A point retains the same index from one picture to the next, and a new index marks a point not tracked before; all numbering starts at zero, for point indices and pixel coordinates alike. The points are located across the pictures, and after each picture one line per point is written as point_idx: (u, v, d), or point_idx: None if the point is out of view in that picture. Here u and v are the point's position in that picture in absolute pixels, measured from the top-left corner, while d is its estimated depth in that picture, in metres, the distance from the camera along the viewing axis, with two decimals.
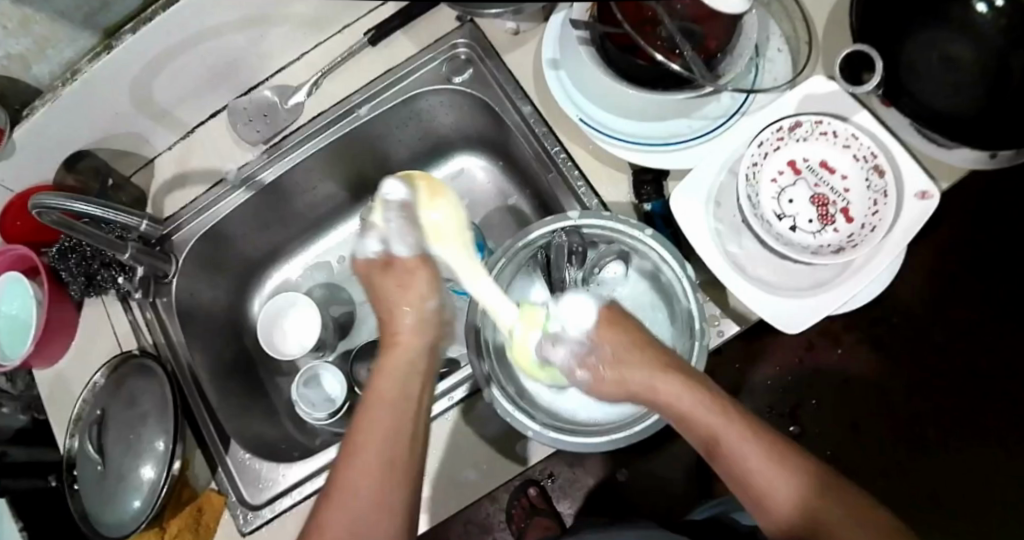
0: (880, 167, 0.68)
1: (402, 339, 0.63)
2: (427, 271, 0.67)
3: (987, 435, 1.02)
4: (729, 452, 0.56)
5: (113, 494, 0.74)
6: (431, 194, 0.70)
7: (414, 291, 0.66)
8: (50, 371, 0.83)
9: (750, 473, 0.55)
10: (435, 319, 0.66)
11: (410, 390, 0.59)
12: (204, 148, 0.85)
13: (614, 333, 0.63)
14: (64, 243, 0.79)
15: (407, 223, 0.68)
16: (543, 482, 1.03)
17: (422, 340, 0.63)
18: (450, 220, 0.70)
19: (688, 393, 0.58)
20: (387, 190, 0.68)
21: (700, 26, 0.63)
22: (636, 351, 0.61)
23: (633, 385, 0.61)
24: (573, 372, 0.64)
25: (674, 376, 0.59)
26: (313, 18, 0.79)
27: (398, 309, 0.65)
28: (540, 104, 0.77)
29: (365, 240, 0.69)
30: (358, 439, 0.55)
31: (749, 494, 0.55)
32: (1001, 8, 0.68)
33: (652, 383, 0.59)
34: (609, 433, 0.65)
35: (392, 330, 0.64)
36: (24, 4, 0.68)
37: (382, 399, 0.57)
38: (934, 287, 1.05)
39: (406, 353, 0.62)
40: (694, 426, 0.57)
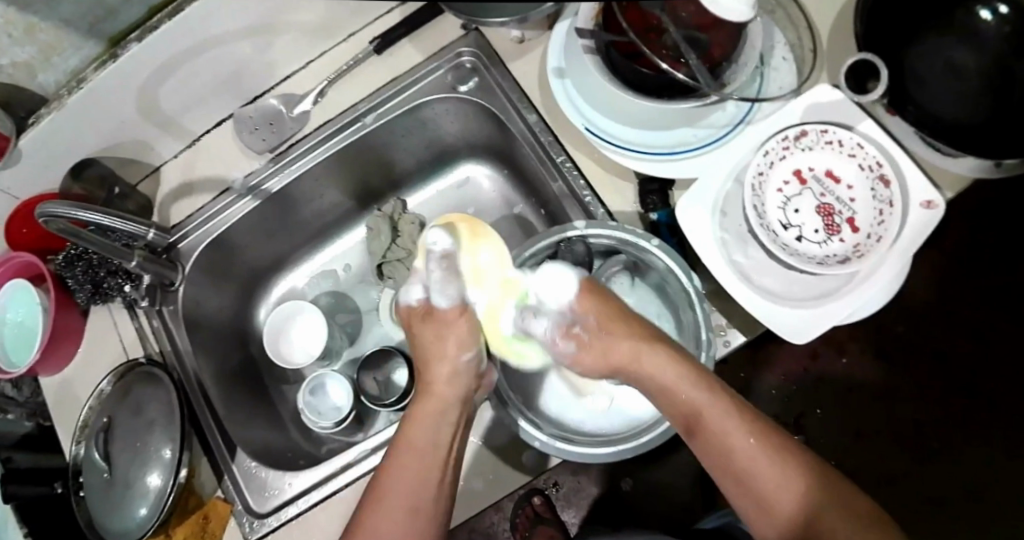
0: (885, 177, 0.68)
1: (436, 388, 0.65)
2: (468, 323, 0.66)
3: (992, 442, 1.02)
4: (711, 431, 0.59)
5: (120, 503, 0.74)
6: (473, 237, 0.68)
7: (448, 345, 0.65)
8: (56, 378, 0.83)
9: (730, 453, 0.58)
10: (472, 371, 0.66)
11: (439, 441, 0.63)
12: (210, 156, 0.85)
13: (597, 304, 0.64)
14: (69, 251, 0.79)
15: (449, 271, 0.66)
16: (547, 491, 1.02)
17: (457, 395, 0.65)
18: (497, 259, 0.67)
19: (677, 370, 0.60)
20: (432, 241, 0.66)
21: (705, 34, 0.62)
22: (621, 323, 0.64)
23: (618, 358, 0.63)
24: (555, 343, 0.66)
25: (663, 353, 0.61)
26: (319, 26, 0.80)
27: (433, 360, 0.66)
28: (546, 113, 0.78)
29: (410, 287, 0.69)
30: (391, 486, 0.61)
31: (727, 472, 0.58)
32: (1005, 15, 0.68)
33: (642, 355, 0.62)
34: (611, 446, 0.65)
35: (427, 379, 0.66)
36: (29, 12, 0.69)
37: (412, 449, 0.62)
38: (939, 294, 1.05)
39: (439, 405, 0.64)
40: (681, 404, 0.60)
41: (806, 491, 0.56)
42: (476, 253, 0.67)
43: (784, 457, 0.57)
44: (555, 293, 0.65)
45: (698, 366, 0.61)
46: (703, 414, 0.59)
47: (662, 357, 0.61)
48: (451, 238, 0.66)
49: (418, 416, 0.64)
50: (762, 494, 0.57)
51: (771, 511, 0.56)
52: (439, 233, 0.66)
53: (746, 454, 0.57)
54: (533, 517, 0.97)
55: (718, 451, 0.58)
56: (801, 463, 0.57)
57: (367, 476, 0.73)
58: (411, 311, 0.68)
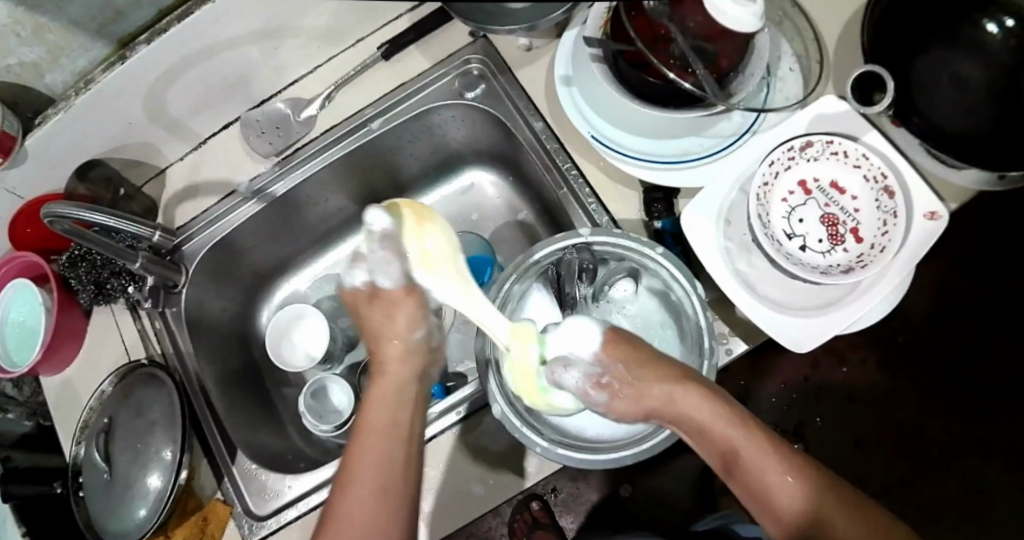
0: (890, 188, 0.68)
1: (388, 366, 0.62)
2: (418, 303, 0.62)
3: (993, 456, 1.02)
4: (749, 471, 0.57)
5: (119, 504, 0.74)
6: (418, 221, 0.62)
7: (399, 324, 0.62)
8: (57, 378, 0.83)
9: (767, 492, 0.57)
10: (423, 349, 0.63)
11: (399, 419, 0.59)
12: (215, 158, 0.86)
13: (625, 348, 0.60)
14: (73, 252, 0.80)
15: (393, 250, 0.61)
16: (545, 497, 1.02)
17: (411, 369, 0.62)
18: (444, 246, 0.62)
19: (712, 410, 0.58)
20: (371, 221, 0.61)
21: (712, 44, 0.62)
22: (652, 367, 0.60)
23: (651, 400, 0.60)
24: (586, 394, 0.59)
25: (697, 393, 0.58)
26: (327, 31, 0.80)
27: (386, 341, 0.62)
28: (552, 120, 0.78)
29: (353, 269, 0.64)
30: (352, 468, 0.57)
31: (766, 511, 0.57)
32: (1011, 28, 0.69)
33: (674, 397, 0.59)
34: (612, 453, 0.65)
35: (379, 361, 0.62)
36: (37, 12, 0.69)
37: (373, 431, 0.58)
38: (942, 307, 1.05)
39: (394, 384, 0.61)
40: (717, 443, 0.59)
41: (849, 532, 0.54)
42: (422, 238, 0.62)
43: (825, 499, 0.56)
44: (584, 341, 0.59)
45: (733, 404, 0.59)
46: (739, 453, 0.58)
47: (696, 398, 0.58)
48: (392, 218, 0.61)
49: (374, 398, 0.60)
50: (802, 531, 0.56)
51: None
52: (378, 213, 0.61)
53: (784, 493, 0.56)
54: (531, 522, 0.98)
55: (755, 489, 0.57)
56: (841, 501, 0.56)
57: None
58: (356, 293, 0.64)
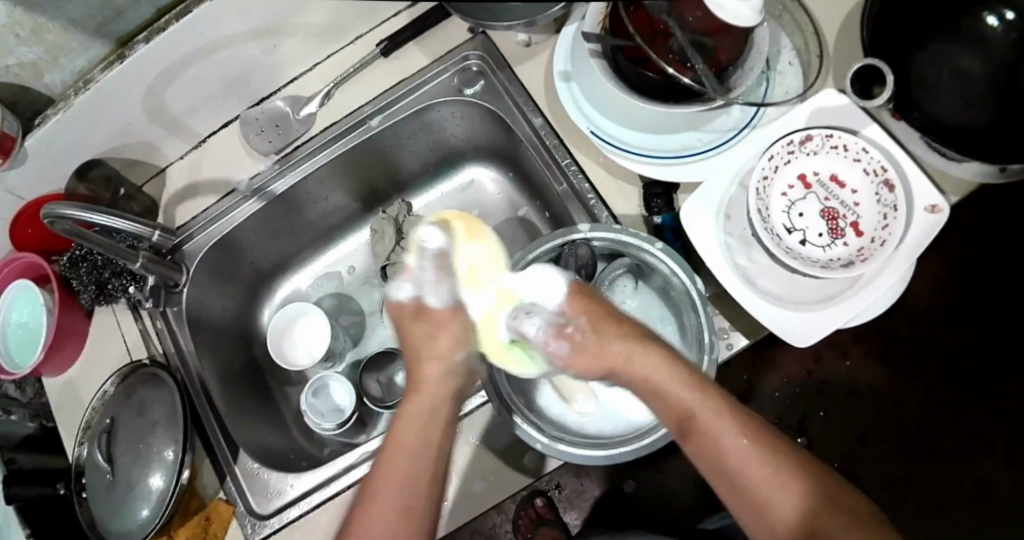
0: (890, 181, 0.68)
1: (423, 383, 0.63)
2: (461, 324, 0.65)
3: (995, 448, 1.02)
4: (706, 433, 0.57)
5: (123, 504, 0.74)
6: (469, 234, 0.68)
7: (442, 344, 0.64)
8: (60, 379, 0.83)
9: (723, 453, 0.57)
10: (463, 371, 0.64)
11: (430, 436, 0.60)
12: (215, 157, 0.86)
13: (586, 304, 0.64)
14: (75, 252, 0.80)
15: (440, 268, 0.65)
16: (550, 493, 1.02)
17: (447, 391, 0.63)
18: (487, 260, 0.67)
19: (670, 371, 0.59)
20: (424, 239, 0.65)
21: (711, 38, 0.63)
22: (614, 325, 0.63)
23: (612, 357, 0.62)
24: (548, 346, 0.63)
25: (655, 353, 0.60)
26: (326, 28, 0.80)
27: (426, 359, 0.63)
28: (551, 116, 0.78)
29: (398, 284, 0.66)
30: (379, 482, 0.57)
31: (722, 474, 0.57)
32: (1011, 21, 0.68)
33: (632, 356, 0.61)
34: (607, 449, 0.65)
35: (417, 379, 0.63)
36: (36, 12, 0.69)
37: (405, 444, 0.58)
38: (943, 300, 1.05)
39: (429, 402, 0.62)
40: (675, 406, 0.59)
41: (801, 490, 0.55)
42: (471, 249, 0.67)
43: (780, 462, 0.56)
44: (549, 292, 0.64)
45: (689, 367, 0.60)
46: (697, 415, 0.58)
47: (652, 356, 0.60)
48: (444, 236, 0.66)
49: (405, 413, 0.61)
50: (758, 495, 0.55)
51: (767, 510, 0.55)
52: (433, 231, 0.66)
53: (741, 455, 0.56)
54: (535, 519, 0.98)
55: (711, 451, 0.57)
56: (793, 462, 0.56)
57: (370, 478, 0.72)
58: (402, 305, 0.66)
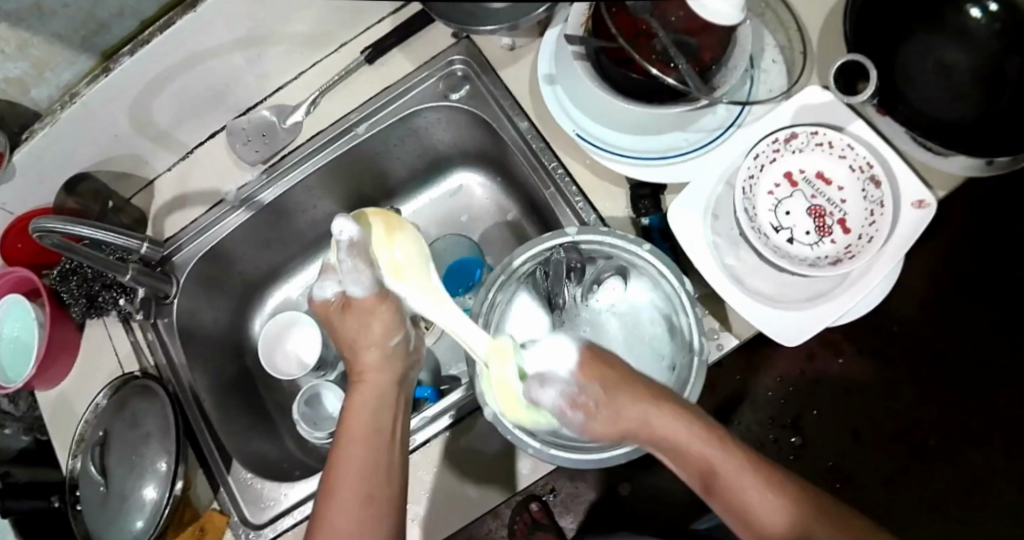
0: (876, 178, 0.68)
1: (366, 372, 0.65)
2: (390, 309, 0.65)
3: (992, 441, 1.01)
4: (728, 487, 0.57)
5: (117, 516, 0.74)
6: (387, 231, 0.63)
7: (374, 331, 0.65)
8: (52, 392, 0.83)
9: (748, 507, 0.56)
10: (401, 353, 0.67)
11: (378, 421, 0.62)
12: (202, 168, 0.86)
13: (600, 367, 0.59)
14: (64, 265, 0.80)
15: (356, 259, 0.62)
16: (545, 498, 1.03)
17: (390, 376, 0.66)
18: (411, 256, 0.63)
19: (686, 427, 0.57)
20: (339, 230, 0.57)
21: (694, 37, 0.62)
22: (627, 389, 0.58)
23: (627, 421, 0.59)
24: (562, 413, 0.59)
25: (671, 412, 0.58)
26: (310, 37, 0.80)
27: (362, 348, 0.65)
28: (537, 120, 0.78)
29: (324, 282, 0.67)
30: (336, 476, 0.59)
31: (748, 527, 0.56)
32: (995, 12, 0.68)
33: (650, 419, 0.58)
34: (591, 453, 0.65)
35: (358, 369, 0.66)
36: (21, 28, 0.70)
37: (356, 434, 0.61)
38: (937, 295, 1.04)
39: (373, 392, 0.64)
40: (693, 460, 0.58)
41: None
42: (395, 251, 0.63)
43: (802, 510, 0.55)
44: (560, 352, 0.59)
45: (704, 420, 0.59)
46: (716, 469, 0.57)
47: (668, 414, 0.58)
48: (358, 230, 0.61)
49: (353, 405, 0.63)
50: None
51: None
52: (344, 223, 0.59)
53: (766, 507, 0.55)
54: (529, 522, 0.98)
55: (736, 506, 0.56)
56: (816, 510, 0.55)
57: None
58: (328, 304, 0.67)
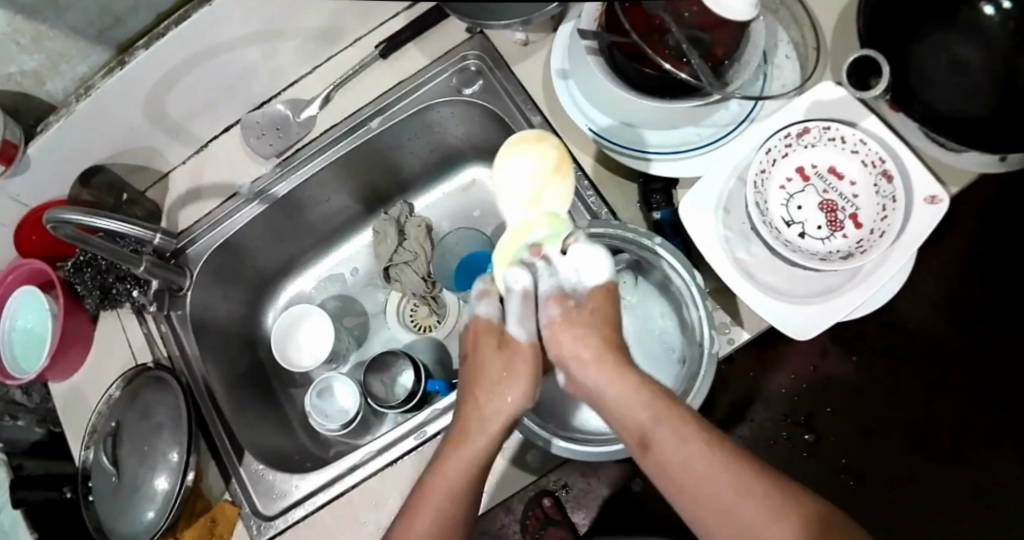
0: (888, 172, 0.67)
1: (472, 434, 0.59)
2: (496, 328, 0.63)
3: (1004, 441, 1.01)
4: (661, 454, 0.53)
5: (130, 507, 0.74)
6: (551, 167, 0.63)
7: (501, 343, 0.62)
8: (66, 383, 0.84)
9: (682, 475, 0.52)
10: (522, 379, 0.61)
11: (475, 472, 0.58)
12: (217, 162, 0.86)
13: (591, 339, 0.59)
14: (79, 258, 0.82)
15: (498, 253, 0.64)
16: (557, 493, 1.01)
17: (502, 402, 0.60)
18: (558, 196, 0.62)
19: (631, 391, 0.56)
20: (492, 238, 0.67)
21: (707, 33, 0.62)
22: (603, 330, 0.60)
23: (589, 372, 0.58)
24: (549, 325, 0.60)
25: (621, 372, 0.57)
26: (323, 32, 0.80)
27: (484, 363, 0.62)
28: (550, 115, 0.78)
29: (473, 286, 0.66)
30: (420, 497, 0.57)
31: (685, 499, 0.52)
32: (1008, 9, 0.68)
33: (603, 376, 0.57)
34: (589, 446, 0.65)
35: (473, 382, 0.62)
36: (37, 20, 0.71)
37: (449, 465, 0.58)
38: (948, 293, 1.04)
39: (479, 411, 0.60)
40: (629, 424, 0.55)
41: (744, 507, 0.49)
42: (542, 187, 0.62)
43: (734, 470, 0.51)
44: (594, 271, 0.61)
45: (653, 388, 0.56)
46: (649, 434, 0.54)
47: (616, 377, 0.57)
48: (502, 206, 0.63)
49: (455, 446, 0.59)
50: (729, 523, 0.50)
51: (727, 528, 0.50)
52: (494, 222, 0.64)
53: (696, 476, 0.51)
54: (543, 519, 0.97)
55: (666, 472, 0.53)
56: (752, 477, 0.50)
57: (375, 477, 0.73)
58: (481, 320, 0.64)
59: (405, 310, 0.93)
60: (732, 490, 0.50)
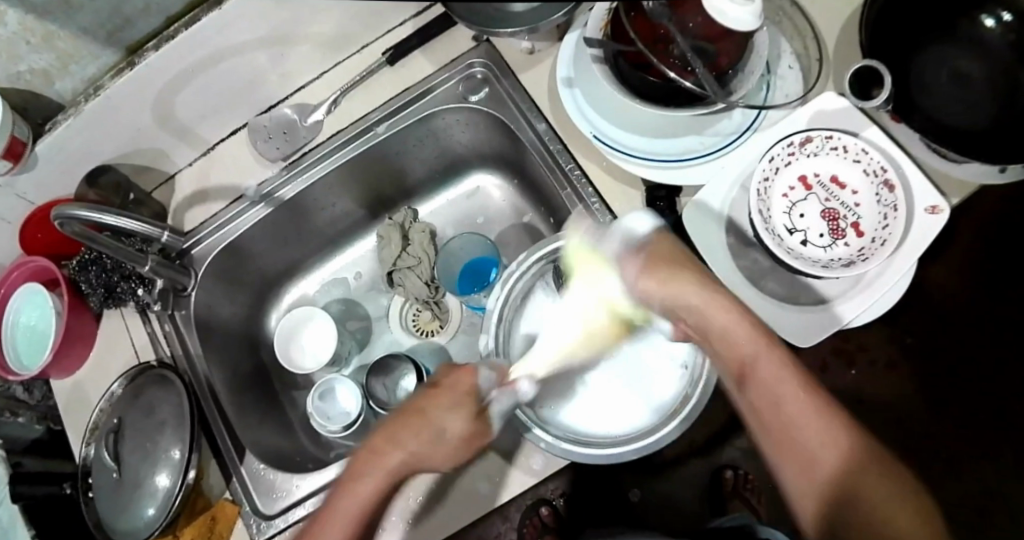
0: (889, 182, 0.68)
1: (389, 468, 0.59)
2: (468, 394, 0.62)
3: (1002, 451, 1.03)
4: (762, 381, 0.58)
5: (131, 503, 0.74)
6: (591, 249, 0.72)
7: (463, 409, 0.62)
8: (67, 382, 0.84)
9: (781, 403, 0.57)
10: (462, 445, 0.61)
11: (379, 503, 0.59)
12: (225, 164, 0.87)
13: (691, 273, 0.62)
14: (86, 255, 0.81)
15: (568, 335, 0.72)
16: (556, 502, 1.06)
17: (437, 456, 0.60)
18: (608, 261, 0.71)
19: (739, 319, 0.59)
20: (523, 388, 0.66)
21: (712, 44, 0.63)
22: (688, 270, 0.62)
23: (682, 300, 0.62)
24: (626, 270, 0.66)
25: (726, 303, 0.60)
26: (333, 37, 0.82)
27: (438, 413, 0.61)
28: (555, 121, 0.79)
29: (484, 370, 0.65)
30: (324, 515, 0.57)
31: (776, 431, 0.57)
32: (1008, 23, 0.70)
33: (703, 306, 0.61)
34: (600, 449, 0.66)
35: (419, 416, 0.61)
36: (47, 19, 0.71)
37: (357, 491, 0.58)
38: (948, 306, 1.06)
39: (407, 450, 0.60)
40: (733, 349, 0.59)
41: (832, 445, 0.55)
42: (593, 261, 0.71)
43: (828, 412, 0.56)
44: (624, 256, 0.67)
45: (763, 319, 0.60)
46: (754, 363, 0.58)
47: (722, 306, 0.60)
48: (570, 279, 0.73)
49: (368, 475, 0.59)
50: (805, 449, 0.55)
51: (811, 465, 0.55)
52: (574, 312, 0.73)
53: (791, 407, 0.56)
54: (540, 527, 1.03)
55: (765, 398, 0.57)
56: (843, 427, 0.55)
57: None
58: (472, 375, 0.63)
59: (407, 313, 0.95)
60: (825, 416, 0.56)
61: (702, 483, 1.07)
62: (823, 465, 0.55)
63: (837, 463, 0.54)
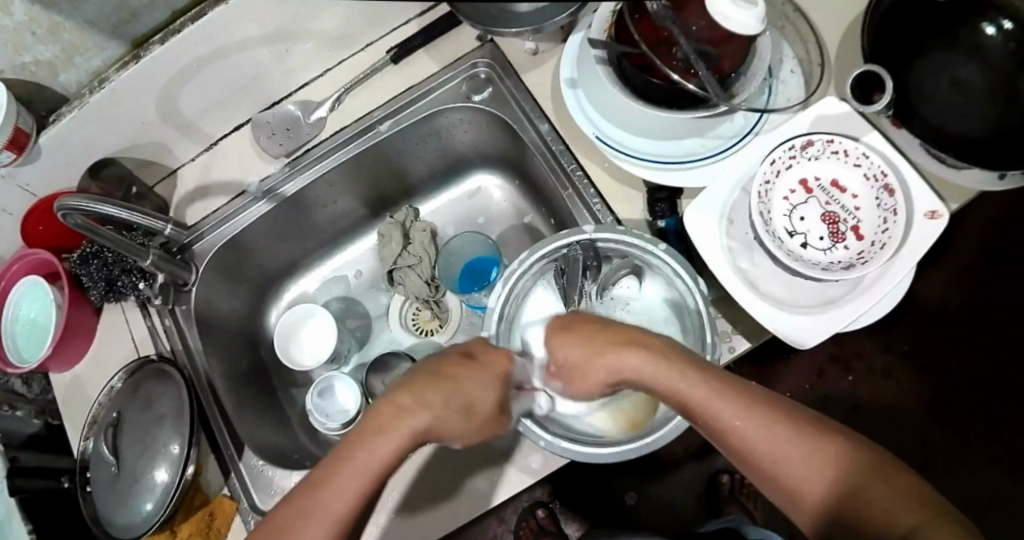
0: (889, 187, 0.68)
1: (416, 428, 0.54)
2: (497, 377, 0.60)
3: (995, 457, 1.04)
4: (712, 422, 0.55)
5: (128, 498, 0.74)
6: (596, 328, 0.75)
7: (492, 388, 0.59)
8: (66, 375, 0.84)
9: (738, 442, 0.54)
10: (482, 424, 0.58)
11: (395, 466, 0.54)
12: (227, 160, 0.87)
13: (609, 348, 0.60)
14: (86, 249, 0.81)
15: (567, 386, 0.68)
16: (551, 504, 1.09)
17: (461, 426, 0.56)
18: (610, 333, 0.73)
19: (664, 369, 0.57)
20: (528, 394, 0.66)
21: (716, 48, 0.63)
22: (600, 343, 0.61)
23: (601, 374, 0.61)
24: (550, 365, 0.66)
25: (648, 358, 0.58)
26: (338, 35, 0.82)
27: (470, 385, 0.57)
28: (558, 122, 0.79)
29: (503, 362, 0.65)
30: (340, 472, 0.51)
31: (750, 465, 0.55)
32: (1009, 31, 0.70)
33: (629, 367, 0.59)
34: (596, 448, 0.66)
35: (452, 382, 0.57)
36: (53, 11, 0.71)
37: (379, 449, 0.52)
38: (942, 312, 1.07)
39: (434, 415, 0.55)
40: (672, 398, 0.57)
41: (803, 469, 0.52)
42: None
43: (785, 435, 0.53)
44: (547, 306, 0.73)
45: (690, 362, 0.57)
46: (695, 407, 0.55)
47: (644, 362, 0.58)
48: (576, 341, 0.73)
49: (394, 432, 0.53)
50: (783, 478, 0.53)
51: (796, 492, 0.53)
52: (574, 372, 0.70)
53: (749, 441, 0.54)
54: (535, 529, 1.06)
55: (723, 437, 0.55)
56: (809, 445, 0.52)
57: None
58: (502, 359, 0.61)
59: (407, 313, 0.95)
60: (785, 438, 0.53)
61: (696, 485, 1.08)
62: (805, 489, 0.52)
63: (817, 483, 0.52)
